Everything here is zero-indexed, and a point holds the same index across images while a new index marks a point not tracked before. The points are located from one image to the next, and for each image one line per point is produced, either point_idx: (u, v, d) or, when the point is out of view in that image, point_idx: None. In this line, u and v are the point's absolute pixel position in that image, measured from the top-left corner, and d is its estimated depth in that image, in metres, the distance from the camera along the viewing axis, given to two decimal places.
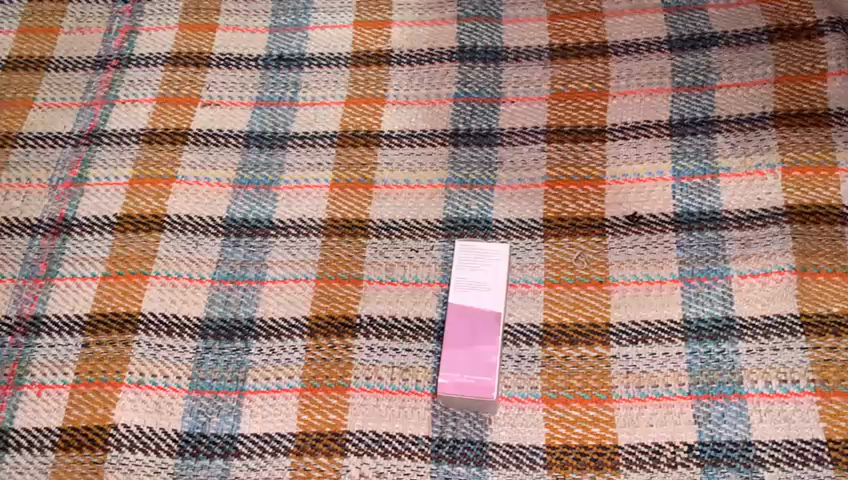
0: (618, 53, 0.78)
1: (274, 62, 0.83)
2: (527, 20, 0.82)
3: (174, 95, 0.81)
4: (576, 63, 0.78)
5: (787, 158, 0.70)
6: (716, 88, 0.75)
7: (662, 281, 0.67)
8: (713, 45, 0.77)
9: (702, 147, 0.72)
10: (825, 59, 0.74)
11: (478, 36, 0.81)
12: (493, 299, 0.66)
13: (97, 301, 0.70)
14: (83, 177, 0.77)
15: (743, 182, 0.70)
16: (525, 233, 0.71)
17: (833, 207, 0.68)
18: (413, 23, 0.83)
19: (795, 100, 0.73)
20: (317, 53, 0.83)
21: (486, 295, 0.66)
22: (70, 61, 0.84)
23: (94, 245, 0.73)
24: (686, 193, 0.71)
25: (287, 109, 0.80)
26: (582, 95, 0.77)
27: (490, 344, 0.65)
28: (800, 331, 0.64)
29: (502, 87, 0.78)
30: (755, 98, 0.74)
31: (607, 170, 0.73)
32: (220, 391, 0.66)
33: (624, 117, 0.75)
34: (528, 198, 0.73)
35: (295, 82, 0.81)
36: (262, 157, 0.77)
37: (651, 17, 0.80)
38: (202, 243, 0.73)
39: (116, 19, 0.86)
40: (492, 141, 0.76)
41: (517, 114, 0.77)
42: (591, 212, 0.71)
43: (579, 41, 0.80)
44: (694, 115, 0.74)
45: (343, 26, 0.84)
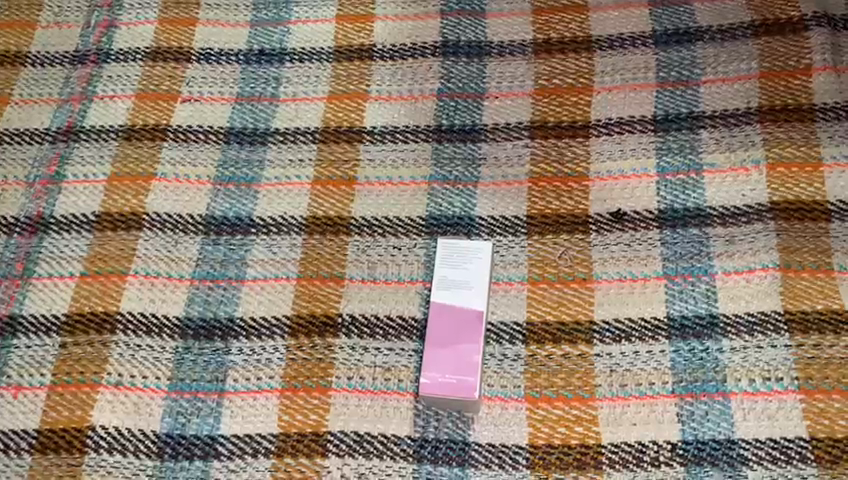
0: (602, 48, 0.78)
1: (255, 57, 0.81)
2: (511, 14, 0.81)
3: (153, 91, 0.80)
4: (560, 58, 0.78)
5: (771, 154, 0.70)
6: (701, 83, 0.74)
7: (645, 279, 0.67)
8: (698, 40, 0.76)
9: (686, 143, 0.72)
10: (809, 55, 0.73)
11: (462, 31, 0.80)
12: (476, 296, 0.66)
13: (74, 300, 0.69)
14: (60, 174, 0.76)
15: (727, 178, 0.70)
16: (508, 230, 0.71)
17: (818, 203, 0.67)
18: (396, 18, 0.82)
19: (780, 95, 0.72)
20: (299, 47, 0.82)
21: (469, 293, 0.66)
22: (48, 56, 0.83)
23: (72, 244, 0.72)
24: (671, 189, 0.70)
25: (268, 105, 0.79)
26: (566, 91, 0.76)
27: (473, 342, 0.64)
28: (784, 329, 0.63)
29: (486, 82, 0.77)
30: (740, 94, 0.73)
31: (591, 167, 0.72)
32: (200, 392, 0.66)
33: (609, 113, 0.74)
34: (512, 195, 0.72)
35: (277, 77, 0.80)
36: (243, 154, 0.76)
37: (636, 11, 0.79)
38: (181, 241, 0.72)
39: (94, 13, 0.85)
40: (475, 137, 0.75)
41: (501, 109, 0.76)
42: (576, 209, 0.71)
43: (563, 35, 0.79)
44: (679, 111, 0.73)
45: (325, 21, 0.83)
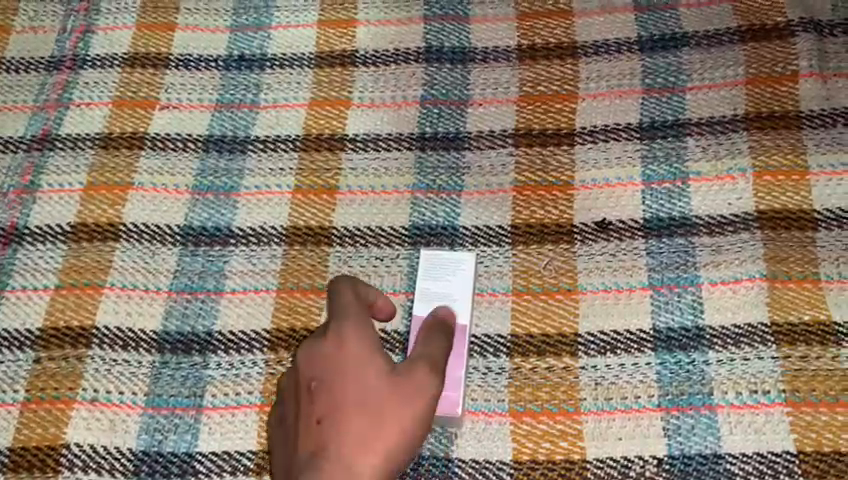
0: (587, 55, 0.76)
1: (235, 63, 0.80)
2: (495, 18, 0.79)
3: (131, 98, 0.78)
4: (545, 64, 0.76)
5: (758, 163, 0.69)
6: (687, 90, 0.73)
7: (631, 289, 0.66)
8: (684, 46, 0.75)
9: (672, 151, 0.71)
10: (796, 61, 0.73)
11: (445, 36, 0.79)
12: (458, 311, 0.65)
13: (49, 314, 0.68)
14: (35, 183, 0.74)
15: (713, 187, 0.69)
16: (492, 240, 0.69)
17: (805, 212, 0.67)
18: (379, 23, 0.81)
19: (767, 102, 0.71)
20: (280, 53, 0.80)
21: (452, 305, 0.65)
22: (23, 61, 0.81)
23: (47, 255, 0.71)
24: (656, 198, 0.69)
25: (248, 112, 0.77)
26: (551, 98, 0.75)
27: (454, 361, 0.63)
28: (771, 340, 0.63)
29: (470, 89, 0.76)
30: (726, 100, 0.72)
31: (576, 175, 0.71)
32: (177, 407, 0.64)
33: (594, 120, 0.73)
34: (496, 204, 0.71)
35: (257, 84, 0.78)
36: (222, 163, 0.75)
37: (622, 16, 0.78)
38: (158, 253, 0.70)
39: (70, 18, 0.83)
40: (459, 145, 0.74)
41: (485, 117, 0.75)
42: (560, 218, 0.70)
43: (548, 41, 0.78)
44: (665, 118, 0.72)
45: (306, 26, 0.81)
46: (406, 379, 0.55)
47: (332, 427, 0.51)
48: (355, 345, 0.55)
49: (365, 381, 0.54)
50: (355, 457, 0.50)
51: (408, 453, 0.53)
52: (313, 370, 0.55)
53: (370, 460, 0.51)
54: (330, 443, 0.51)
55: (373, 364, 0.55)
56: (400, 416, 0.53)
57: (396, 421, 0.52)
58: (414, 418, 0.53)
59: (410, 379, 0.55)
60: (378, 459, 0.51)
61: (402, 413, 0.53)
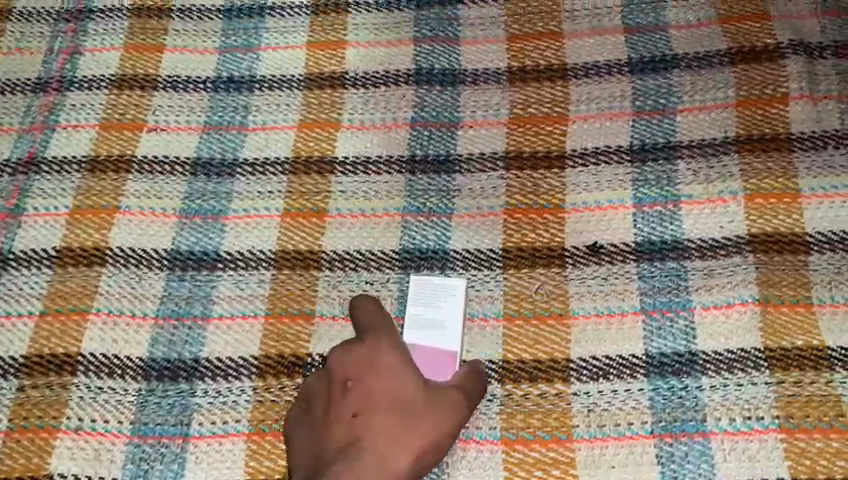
0: (577, 77, 0.76)
1: (224, 85, 0.79)
2: (486, 40, 0.79)
3: (118, 120, 0.78)
4: (535, 86, 0.76)
5: (749, 185, 0.69)
6: (678, 112, 0.73)
7: (623, 314, 0.65)
8: (674, 68, 0.75)
9: (663, 174, 0.71)
10: (786, 83, 0.73)
11: (435, 58, 0.79)
12: (447, 335, 0.65)
13: (33, 341, 0.67)
14: (20, 207, 0.73)
15: (704, 210, 0.69)
16: (483, 264, 0.69)
17: (796, 235, 0.66)
18: (369, 44, 0.80)
19: (758, 124, 0.71)
20: (269, 74, 0.79)
21: (442, 332, 0.65)
22: (9, 83, 0.80)
23: (32, 280, 0.70)
24: (648, 221, 0.69)
25: (236, 134, 0.76)
26: (542, 120, 0.75)
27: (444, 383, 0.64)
28: (765, 366, 0.62)
29: (460, 111, 0.76)
30: (717, 123, 0.72)
31: (567, 198, 0.71)
32: (163, 436, 0.63)
33: (585, 143, 0.73)
34: (487, 227, 0.70)
35: (246, 106, 0.78)
36: (210, 186, 0.74)
37: (612, 39, 0.78)
38: (145, 278, 0.69)
39: (57, 39, 0.83)
40: (449, 168, 0.73)
41: (475, 139, 0.74)
42: (551, 242, 0.69)
43: (538, 63, 0.77)
44: (656, 140, 0.72)
45: (296, 47, 0.81)
46: (436, 396, 0.61)
47: (371, 417, 0.59)
48: (389, 355, 0.62)
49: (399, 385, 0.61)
50: (388, 448, 0.57)
51: (433, 457, 0.59)
52: (350, 372, 0.62)
53: (402, 454, 0.57)
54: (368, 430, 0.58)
55: (406, 372, 0.61)
56: (429, 424, 0.59)
57: (426, 426, 0.59)
58: (442, 429, 0.59)
59: (443, 396, 0.61)
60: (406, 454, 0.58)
61: (431, 422, 0.59)
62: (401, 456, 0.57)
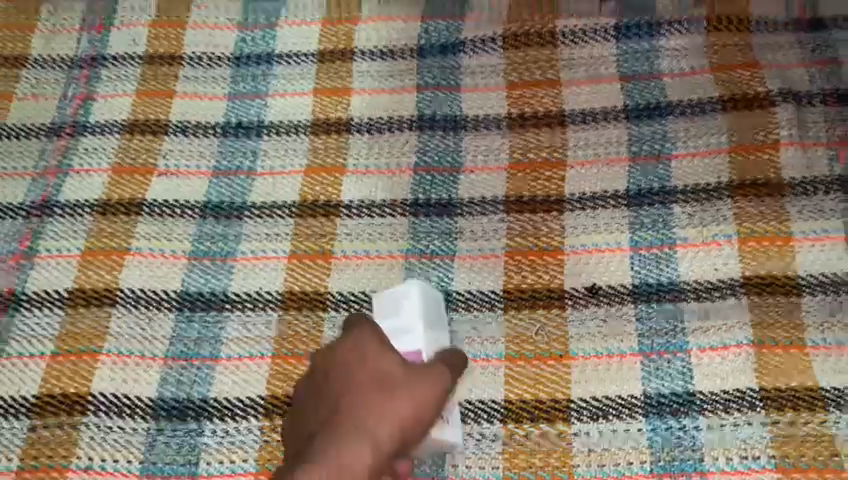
0: (575, 123, 0.79)
1: (233, 130, 0.82)
2: (486, 88, 0.82)
3: (130, 164, 0.80)
4: (535, 132, 0.79)
5: (743, 229, 0.71)
6: (672, 158, 0.76)
7: (622, 355, 0.67)
8: (669, 115, 0.78)
9: (659, 217, 0.73)
10: (777, 129, 0.75)
11: (437, 105, 0.81)
12: (416, 335, 0.65)
13: (44, 381, 0.68)
14: (33, 249, 0.75)
15: (699, 252, 0.71)
16: (485, 305, 0.71)
17: (789, 278, 0.68)
18: (373, 91, 0.83)
19: (750, 170, 0.74)
20: (277, 120, 0.82)
21: (409, 336, 0.65)
22: (24, 128, 0.83)
23: (43, 321, 0.71)
24: (645, 264, 0.71)
25: (245, 178, 0.79)
26: (541, 165, 0.77)
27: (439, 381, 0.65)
28: (760, 406, 0.64)
29: (462, 156, 0.78)
30: (710, 168, 0.75)
31: (566, 241, 0.73)
32: (171, 475, 0.64)
33: (582, 187, 0.75)
34: (488, 269, 0.72)
35: (254, 151, 0.80)
36: (219, 228, 0.76)
37: (608, 86, 0.80)
38: (154, 319, 0.71)
39: (71, 85, 0.85)
40: (451, 211, 0.75)
41: (476, 183, 0.77)
42: (551, 284, 0.71)
43: (537, 110, 0.80)
44: (651, 185, 0.74)
45: (302, 94, 0.83)
46: (417, 370, 0.59)
47: (349, 396, 0.55)
48: (366, 338, 0.60)
49: (380, 365, 0.58)
50: (368, 419, 0.53)
51: (415, 429, 0.56)
52: (330, 363, 0.59)
53: (383, 425, 0.54)
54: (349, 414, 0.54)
55: (385, 354, 0.59)
56: (413, 394, 0.56)
57: (406, 399, 0.56)
58: (426, 398, 0.57)
59: (424, 370, 0.59)
60: (390, 423, 0.54)
61: (414, 393, 0.56)
62: (384, 428, 0.53)
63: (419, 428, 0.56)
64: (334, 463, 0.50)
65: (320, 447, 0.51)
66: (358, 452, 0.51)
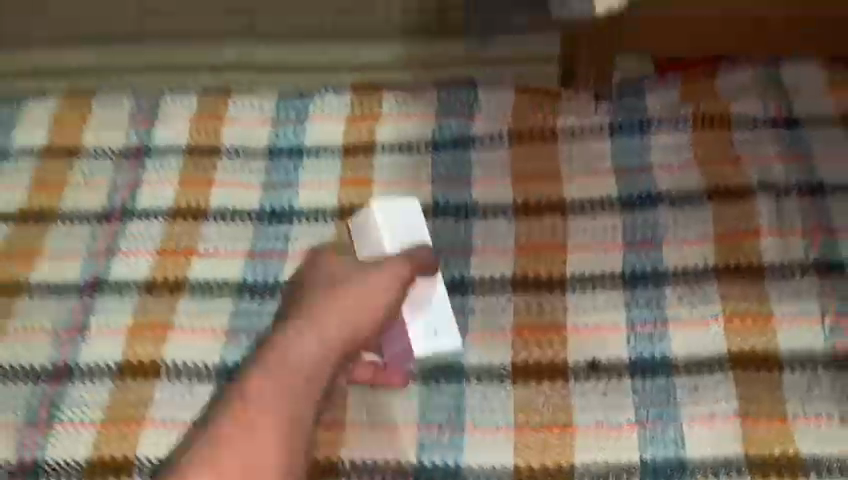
0: (575, 211, 0.87)
1: (267, 216, 0.91)
2: (495, 178, 0.91)
3: (173, 247, 0.88)
4: (539, 219, 0.87)
5: (728, 308, 0.79)
6: (663, 243, 0.84)
7: (621, 425, 0.75)
8: (660, 204, 0.86)
9: (651, 298, 0.81)
10: (758, 218, 0.84)
11: (450, 194, 0.90)
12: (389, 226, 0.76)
13: (95, 447, 0.77)
14: (85, 325, 0.84)
15: (689, 330, 0.78)
16: (495, 377, 0.78)
17: (771, 354, 0.76)
18: (392, 181, 0.92)
19: (734, 255, 0.82)
20: (306, 208, 0.91)
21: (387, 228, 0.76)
22: (77, 213, 0.92)
23: (94, 391, 0.80)
24: (640, 340, 0.79)
25: (277, 260, 0.87)
26: (545, 249, 0.85)
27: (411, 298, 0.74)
28: (746, 472, 0.71)
29: (473, 240, 0.87)
30: (697, 253, 0.83)
31: (569, 319, 0.80)
32: None
33: (583, 270, 0.84)
34: (498, 344, 0.80)
35: (286, 235, 0.89)
36: (254, 306, 0.84)
37: (605, 178, 0.89)
38: (197, 390, 0.79)
39: (120, 174, 0.94)
40: (464, 291, 0.83)
41: (486, 265, 0.85)
42: (555, 358, 0.79)
43: (541, 199, 0.89)
44: (645, 268, 0.83)
45: (328, 183, 0.93)
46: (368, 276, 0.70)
47: (313, 293, 0.71)
48: (328, 266, 0.72)
49: (335, 268, 0.72)
50: (325, 307, 0.68)
51: (361, 327, 0.68)
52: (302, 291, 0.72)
53: (332, 313, 0.68)
54: (311, 299, 0.70)
55: (343, 271, 0.71)
56: (360, 291, 0.69)
57: (353, 296, 0.68)
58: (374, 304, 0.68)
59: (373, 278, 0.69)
60: (332, 303, 0.68)
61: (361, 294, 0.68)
62: (336, 314, 0.68)
63: (371, 330, 0.68)
64: (303, 336, 0.67)
65: (288, 324, 0.68)
66: (320, 325, 0.67)
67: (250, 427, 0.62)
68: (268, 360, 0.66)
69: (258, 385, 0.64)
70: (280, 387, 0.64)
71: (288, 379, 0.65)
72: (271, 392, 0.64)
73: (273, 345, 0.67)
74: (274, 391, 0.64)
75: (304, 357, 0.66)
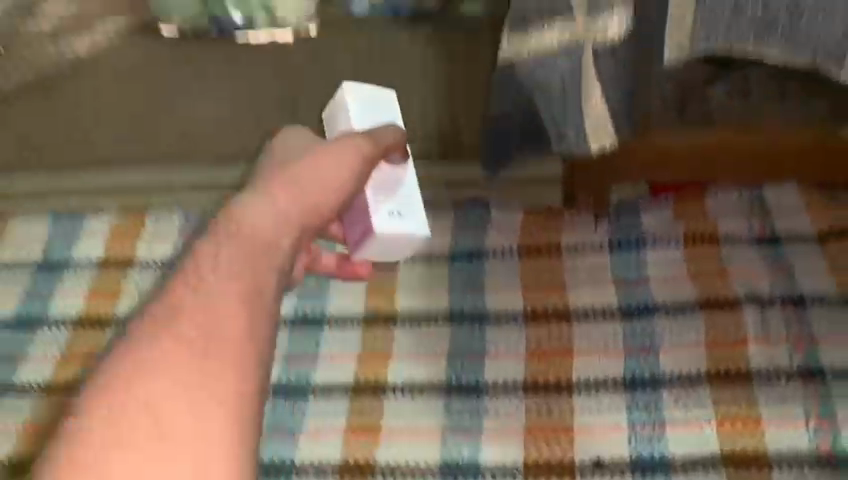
0: (579, 319, 0.96)
1: (300, 322, 1.00)
2: (506, 288, 1.00)
3: None
4: (546, 326, 0.96)
5: (720, 411, 0.87)
6: (660, 350, 0.92)
7: None
8: (656, 314, 0.95)
9: (649, 401, 0.89)
10: (746, 328, 0.92)
11: (466, 302, 1.00)
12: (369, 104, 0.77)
13: None
14: None
15: (684, 431, 0.86)
16: (508, 473, 0.86)
17: (760, 454, 0.84)
18: (414, 289, 1.01)
19: (724, 362, 0.90)
20: (336, 314, 1.01)
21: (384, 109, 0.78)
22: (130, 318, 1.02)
23: None
24: (640, 440, 0.86)
25: (309, 363, 0.96)
26: (553, 354, 0.94)
27: (375, 182, 0.75)
28: None
29: (487, 345, 0.96)
30: (691, 359, 0.91)
31: (576, 419, 0.89)
32: None
33: (588, 373, 0.92)
34: (511, 442, 0.88)
35: (317, 340, 0.98)
36: (288, 405, 0.93)
37: (606, 289, 0.98)
38: None
39: None
40: (479, 393, 0.92)
41: (499, 369, 0.94)
42: (564, 457, 0.86)
43: (548, 308, 0.98)
44: (644, 373, 0.91)
45: (356, 291, 1.02)
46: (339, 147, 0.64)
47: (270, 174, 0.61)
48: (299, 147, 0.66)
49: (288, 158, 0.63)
50: (286, 178, 0.60)
51: (326, 195, 0.61)
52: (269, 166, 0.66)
53: (288, 177, 0.60)
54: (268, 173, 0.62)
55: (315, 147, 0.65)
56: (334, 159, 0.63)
57: (320, 161, 0.63)
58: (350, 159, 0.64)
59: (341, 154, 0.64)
60: (298, 184, 0.60)
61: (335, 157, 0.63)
62: (299, 188, 0.60)
63: (332, 193, 0.62)
64: (255, 220, 0.57)
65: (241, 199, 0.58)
66: (287, 198, 0.59)
67: (211, 295, 0.52)
68: (224, 242, 0.55)
69: (216, 262, 0.54)
70: (244, 249, 0.55)
71: (250, 236, 0.56)
72: (234, 252, 0.55)
73: (223, 232, 0.56)
74: (238, 253, 0.54)
75: (265, 220, 0.57)
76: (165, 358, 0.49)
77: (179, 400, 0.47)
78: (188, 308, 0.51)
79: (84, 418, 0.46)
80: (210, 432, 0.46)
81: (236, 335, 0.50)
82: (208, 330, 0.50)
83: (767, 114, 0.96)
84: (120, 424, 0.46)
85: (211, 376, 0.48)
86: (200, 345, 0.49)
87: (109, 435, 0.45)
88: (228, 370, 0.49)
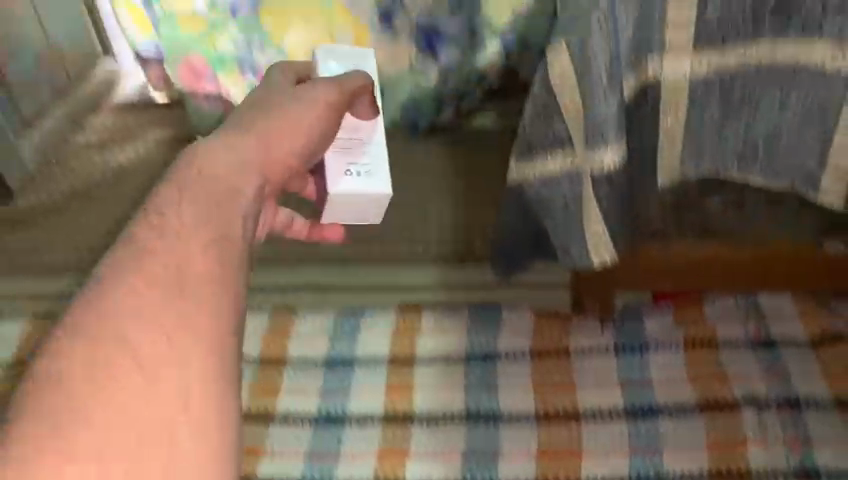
0: (588, 419, 1.03)
1: (325, 420, 1.07)
2: (518, 388, 1.07)
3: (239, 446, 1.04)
4: (556, 425, 1.03)
5: None
6: (665, 450, 0.98)
7: None
8: (659, 415, 1.01)
9: None
10: (745, 430, 0.98)
11: (481, 402, 1.06)
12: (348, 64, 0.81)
13: None
14: None
15: None
16: None
17: None
18: (430, 389, 1.08)
19: (725, 461, 0.97)
20: (358, 412, 1.07)
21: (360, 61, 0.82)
22: None
23: None
24: None
25: (332, 460, 1.03)
26: (562, 452, 1.00)
27: (337, 144, 0.75)
28: None
29: (501, 444, 1.02)
30: (694, 458, 0.98)
31: None
32: None
33: (597, 471, 0.98)
34: None
35: (340, 438, 1.05)
36: None
37: (611, 390, 1.05)
38: None
39: None
40: None
41: (512, 467, 1.00)
42: None
43: (558, 408, 1.04)
44: (649, 472, 0.97)
45: (376, 391, 1.09)
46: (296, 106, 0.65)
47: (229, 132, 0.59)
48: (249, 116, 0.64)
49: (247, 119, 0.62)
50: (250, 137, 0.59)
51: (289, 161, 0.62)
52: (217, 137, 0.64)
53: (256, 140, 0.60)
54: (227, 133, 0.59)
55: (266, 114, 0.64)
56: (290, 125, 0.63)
57: (285, 125, 0.62)
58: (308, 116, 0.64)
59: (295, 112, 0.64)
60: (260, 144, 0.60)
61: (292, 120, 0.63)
62: (264, 148, 0.60)
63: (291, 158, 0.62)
64: (220, 173, 0.56)
65: (207, 156, 0.56)
66: (252, 157, 0.58)
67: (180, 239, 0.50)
68: (191, 188, 0.54)
69: (186, 210, 0.52)
70: (214, 196, 0.54)
71: (221, 189, 0.55)
72: (206, 202, 0.53)
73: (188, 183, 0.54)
74: (203, 200, 0.53)
75: (232, 177, 0.56)
76: (138, 305, 0.47)
77: (155, 358, 0.45)
78: (159, 254, 0.49)
79: (55, 362, 0.44)
80: (194, 394, 0.45)
81: (206, 273, 0.49)
82: (179, 274, 0.48)
83: (766, 221, 1.03)
84: (96, 371, 0.44)
85: (187, 332, 0.46)
86: (175, 287, 0.48)
87: (87, 388, 0.43)
88: (208, 329, 0.47)
